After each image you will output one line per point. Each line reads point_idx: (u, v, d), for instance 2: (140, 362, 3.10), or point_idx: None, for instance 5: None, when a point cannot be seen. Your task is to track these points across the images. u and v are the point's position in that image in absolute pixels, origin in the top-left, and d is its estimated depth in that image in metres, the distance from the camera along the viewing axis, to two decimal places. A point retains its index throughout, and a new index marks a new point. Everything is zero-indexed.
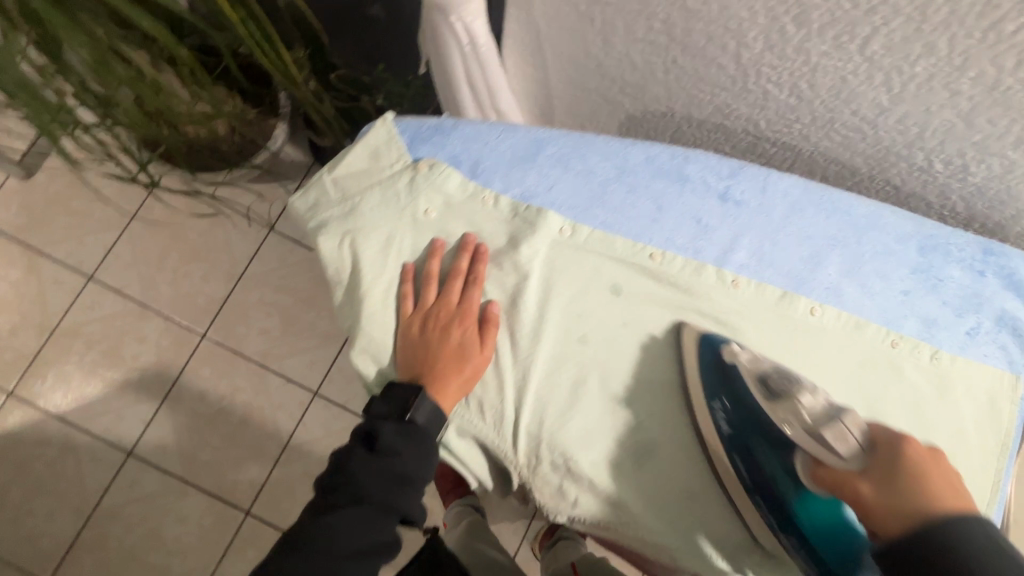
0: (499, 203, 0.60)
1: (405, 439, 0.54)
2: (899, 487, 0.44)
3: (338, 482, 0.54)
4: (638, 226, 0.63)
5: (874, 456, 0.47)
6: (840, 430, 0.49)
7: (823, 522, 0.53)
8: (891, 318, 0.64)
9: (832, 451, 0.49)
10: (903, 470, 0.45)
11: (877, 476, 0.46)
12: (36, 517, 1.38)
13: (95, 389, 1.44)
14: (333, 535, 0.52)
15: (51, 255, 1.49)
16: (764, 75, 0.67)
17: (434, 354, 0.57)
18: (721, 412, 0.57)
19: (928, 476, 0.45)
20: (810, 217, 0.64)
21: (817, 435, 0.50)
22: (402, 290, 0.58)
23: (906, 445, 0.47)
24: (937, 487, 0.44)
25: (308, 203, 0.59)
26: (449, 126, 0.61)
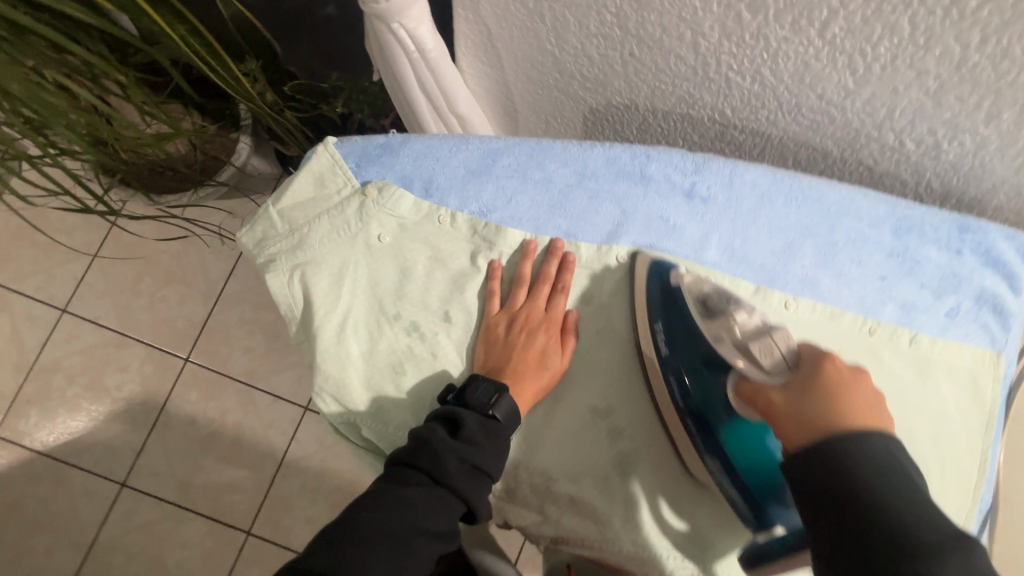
0: (457, 221, 0.58)
1: (489, 436, 0.50)
2: (808, 400, 0.43)
3: (415, 457, 0.48)
4: (604, 231, 0.60)
5: (796, 371, 0.46)
6: (764, 345, 0.48)
7: (749, 447, 0.52)
8: (867, 305, 0.62)
9: (757, 366, 0.48)
10: (816, 382, 0.44)
11: (794, 386, 0.45)
12: (34, 554, 1.37)
13: (80, 422, 1.42)
14: (404, 518, 0.45)
15: (21, 290, 1.45)
16: (724, 64, 0.64)
17: (517, 354, 0.56)
18: (660, 334, 0.56)
19: (842, 393, 0.43)
20: (780, 209, 0.62)
21: (746, 350, 0.49)
22: (491, 288, 0.57)
23: (830, 363, 0.45)
24: (850, 403, 0.42)
25: (255, 238, 0.56)
26: (397, 144, 0.58)
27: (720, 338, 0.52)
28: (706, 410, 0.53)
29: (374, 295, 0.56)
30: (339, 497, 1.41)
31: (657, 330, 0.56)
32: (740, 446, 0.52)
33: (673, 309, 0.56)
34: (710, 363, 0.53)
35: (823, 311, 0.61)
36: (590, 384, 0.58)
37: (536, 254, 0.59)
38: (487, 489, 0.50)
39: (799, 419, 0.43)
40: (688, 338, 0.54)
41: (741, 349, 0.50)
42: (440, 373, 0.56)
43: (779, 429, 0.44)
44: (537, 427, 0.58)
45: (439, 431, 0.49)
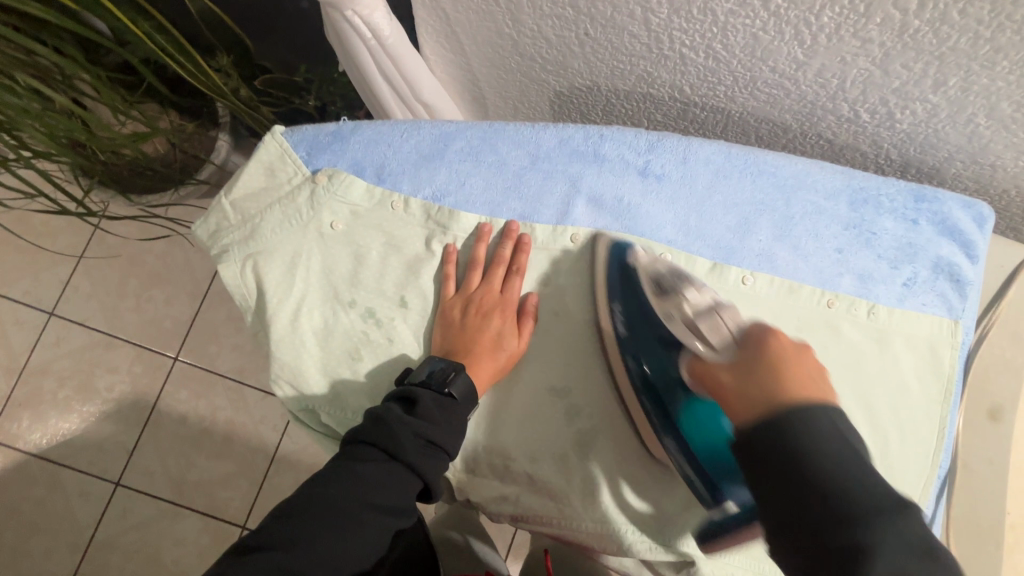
0: (410, 206, 0.58)
1: (444, 412, 0.50)
2: (753, 373, 0.49)
3: (370, 434, 0.48)
4: (557, 211, 0.60)
5: (743, 352, 0.51)
6: (713, 325, 0.54)
7: (703, 428, 0.55)
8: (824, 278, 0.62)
9: (707, 345, 0.54)
10: (762, 362, 0.49)
11: (742, 365, 0.50)
12: (32, 555, 1.38)
13: (72, 424, 1.43)
14: (354, 494, 0.46)
15: (8, 295, 1.46)
16: (677, 40, 0.64)
17: (473, 337, 0.55)
18: (619, 313, 0.57)
19: (784, 367, 0.49)
20: (735, 183, 0.62)
21: (695, 328, 0.54)
22: (446, 272, 0.57)
23: (770, 340, 0.52)
24: (790, 374, 0.48)
25: (209, 230, 0.57)
26: (348, 131, 0.58)
27: (671, 315, 0.56)
28: (662, 390, 0.56)
29: (329, 283, 0.56)
30: None
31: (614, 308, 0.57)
32: (692, 422, 0.55)
33: (631, 288, 0.57)
34: (665, 341, 0.56)
35: (780, 285, 0.62)
36: (548, 364, 0.59)
37: (490, 237, 0.59)
38: (445, 465, 0.50)
39: (748, 391, 0.48)
40: (645, 319, 0.57)
41: (690, 326, 0.55)
42: (397, 359, 0.56)
43: (730, 406, 0.49)
44: (497, 408, 0.58)
45: (394, 409, 0.49)
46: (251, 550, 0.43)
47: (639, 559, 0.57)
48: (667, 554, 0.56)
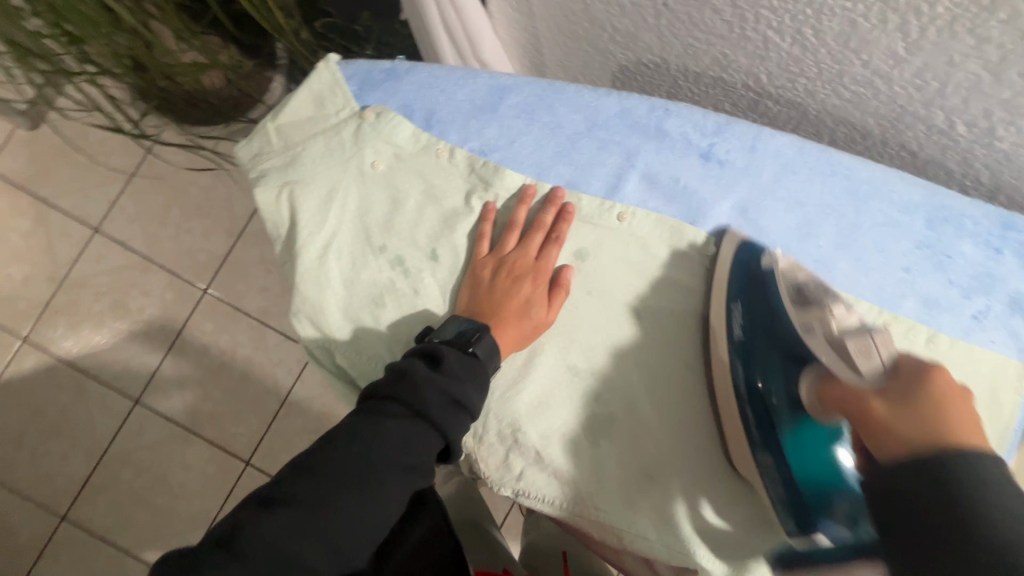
0: (455, 156, 0.55)
1: (471, 372, 0.48)
2: (910, 413, 0.39)
3: (395, 389, 0.47)
4: (607, 182, 0.57)
5: (894, 379, 0.42)
6: (863, 347, 0.44)
7: (813, 453, 0.49)
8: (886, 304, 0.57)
9: (851, 366, 0.44)
10: (925, 395, 0.40)
11: (896, 395, 0.41)
12: (51, 455, 1.45)
13: (102, 339, 1.48)
14: (377, 451, 0.44)
15: (58, 207, 1.50)
16: (763, 21, 0.58)
17: (500, 300, 0.53)
18: (737, 314, 0.53)
19: (954, 405, 0.39)
20: (803, 181, 0.57)
21: (841, 349, 0.45)
22: (481, 230, 0.55)
23: (935, 374, 0.42)
24: (967, 427, 0.38)
25: (251, 152, 0.55)
26: (403, 70, 0.56)
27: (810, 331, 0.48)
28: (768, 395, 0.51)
29: (362, 224, 0.54)
30: None
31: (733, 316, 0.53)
32: (799, 451, 0.49)
33: (758, 290, 0.52)
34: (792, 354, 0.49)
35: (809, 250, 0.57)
36: (575, 341, 0.56)
37: (533, 201, 0.56)
38: (467, 425, 0.48)
39: (901, 428, 0.38)
40: (767, 327, 0.51)
41: (834, 346, 0.46)
42: (420, 313, 0.54)
43: (874, 431, 0.40)
44: (513, 382, 0.55)
45: (419, 364, 0.47)
46: (273, 501, 0.42)
47: (637, 552, 0.56)
48: (671, 557, 0.55)
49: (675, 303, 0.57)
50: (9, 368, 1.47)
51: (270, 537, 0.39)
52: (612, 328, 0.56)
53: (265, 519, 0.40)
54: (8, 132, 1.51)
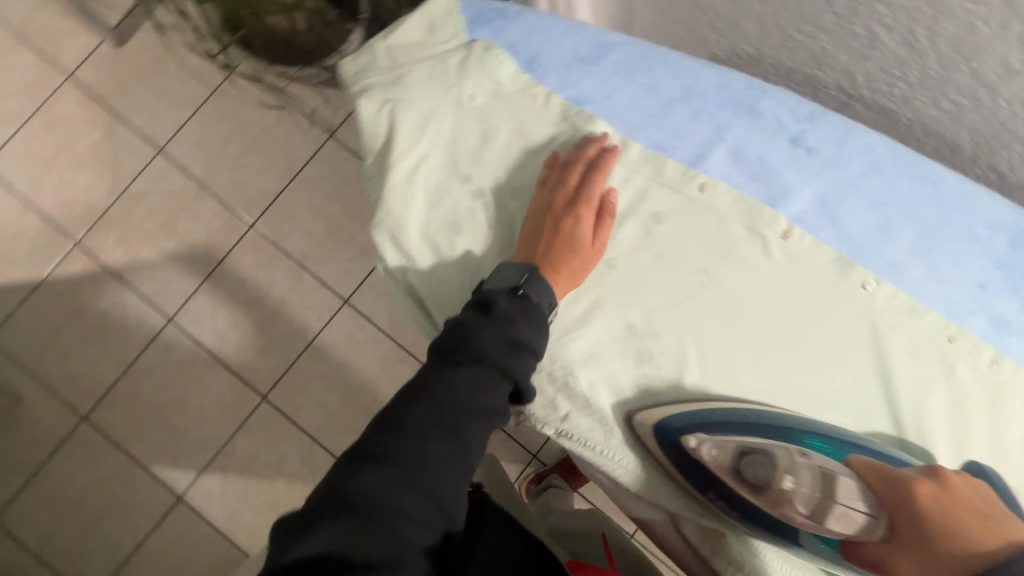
0: (550, 102, 0.57)
1: (526, 314, 0.49)
2: (924, 545, 0.44)
3: (455, 340, 0.47)
4: (694, 151, 0.57)
5: (889, 519, 0.47)
6: (840, 511, 0.48)
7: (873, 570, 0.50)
8: (832, 442, 0.53)
9: (845, 530, 0.48)
10: (921, 531, 0.44)
11: (906, 542, 0.45)
12: (82, 357, 1.51)
13: (148, 255, 1.52)
14: (453, 399, 0.44)
15: (128, 123, 1.55)
16: (876, 17, 0.58)
17: (555, 242, 0.54)
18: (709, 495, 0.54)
19: (948, 523, 0.43)
20: (889, 181, 0.57)
21: (827, 525, 0.49)
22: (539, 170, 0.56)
23: (912, 494, 0.46)
24: (965, 526, 0.43)
25: (356, 67, 0.57)
26: (514, 13, 0.58)
27: (789, 514, 0.50)
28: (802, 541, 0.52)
29: (452, 151, 0.56)
30: (353, 390, 1.47)
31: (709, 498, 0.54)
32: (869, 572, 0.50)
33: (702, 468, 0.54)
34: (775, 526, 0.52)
35: (733, 424, 0.53)
36: (638, 302, 0.57)
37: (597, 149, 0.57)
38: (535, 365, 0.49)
39: None
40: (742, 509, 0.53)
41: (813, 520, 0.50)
42: (493, 245, 0.56)
43: None
44: (572, 332, 0.56)
45: (475, 314, 0.48)
46: (366, 458, 0.41)
47: (666, 510, 0.58)
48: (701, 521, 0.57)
49: (742, 279, 0.57)
50: (59, 268, 1.52)
51: (370, 491, 0.39)
52: (675, 295, 0.56)
53: (367, 474, 0.39)
54: (95, 44, 1.56)
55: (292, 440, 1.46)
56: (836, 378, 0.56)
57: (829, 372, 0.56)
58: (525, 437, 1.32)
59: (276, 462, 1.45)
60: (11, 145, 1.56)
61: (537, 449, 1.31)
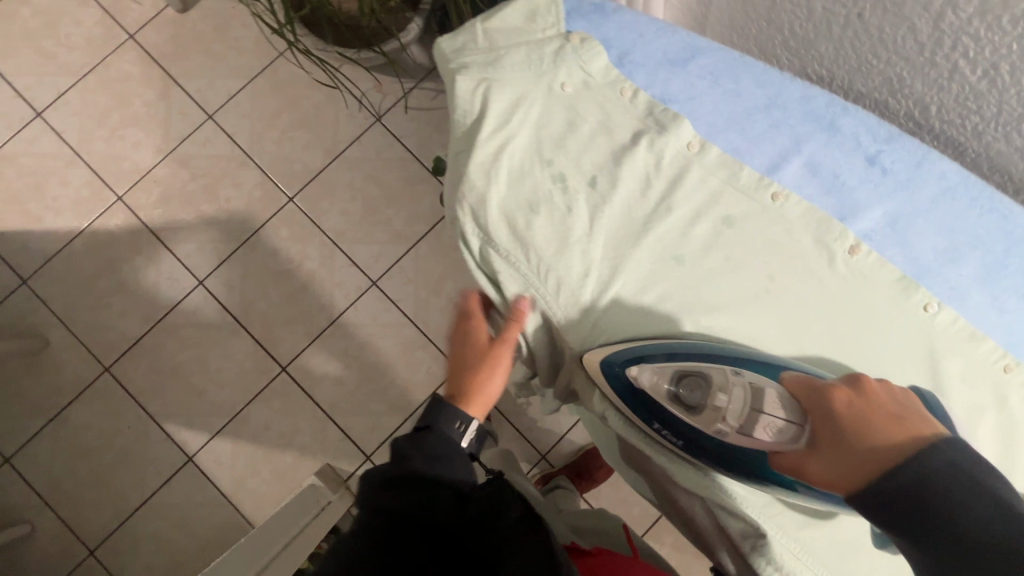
0: (636, 98, 0.59)
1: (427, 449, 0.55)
2: (837, 442, 0.46)
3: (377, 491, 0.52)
4: (771, 159, 0.60)
5: (808, 424, 0.49)
6: (765, 420, 0.51)
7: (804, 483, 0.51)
8: (771, 364, 0.55)
9: (771, 438, 0.51)
10: (835, 429, 0.46)
11: (821, 442, 0.47)
12: (111, 312, 1.43)
13: (186, 218, 1.45)
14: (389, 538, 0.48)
15: (183, 87, 1.49)
16: (958, 48, 0.58)
17: (464, 367, 0.61)
18: (663, 432, 0.57)
19: (860, 422, 0.45)
20: (958, 208, 0.58)
21: (752, 436, 0.52)
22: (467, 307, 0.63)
23: (827, 396, 0.48)
24: (872, 424, 0.45)
25: (454, 45, 0.59)
26: (611, 10, 0.61)
27: (723, 431, 0.53)
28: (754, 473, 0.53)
29: (538, 135, 0.58)
30: (373, 372, 1.39)
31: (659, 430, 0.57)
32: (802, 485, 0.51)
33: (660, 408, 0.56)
34: (716, 452, 0.54)
35: (674, 353, 0.56)
36: (705, 300, 0.58)
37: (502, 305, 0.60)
38: (444, 488, 0.53)
39: (843, 475, 0.44)
40: (688, 436, 0.56)
41: (744, 433, 0.52)
42: (570, 228, 0.58)
43: (831, 485, 0.46)
44: (637, 323, 0.58)
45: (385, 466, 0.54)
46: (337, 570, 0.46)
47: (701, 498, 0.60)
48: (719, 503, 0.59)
49: (806, 287, 0.58)
50: (97, 221, 1.45)
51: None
52: (739, 297, 0.58)
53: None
54: (160, 8, 1.51)
55: (308, 416, 1.38)
56: None
57: None
58: (537, 438, 1.31)
59: (288, 434, 1.37)
60: (65, 98, 1.48)
61: (547, 449, 1.31)
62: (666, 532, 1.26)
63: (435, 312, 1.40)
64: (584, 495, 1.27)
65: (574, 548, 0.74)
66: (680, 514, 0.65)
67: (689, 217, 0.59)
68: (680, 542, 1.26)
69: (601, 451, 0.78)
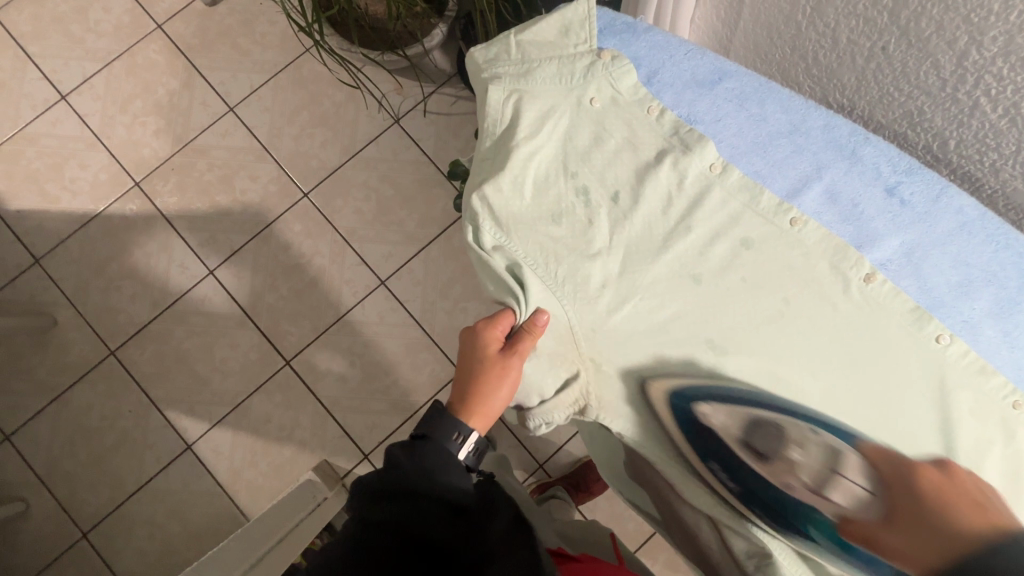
0: (663, 117, 0.60)
1: (411, 455, 0.56)
2: (918, 519, 0.47)
3: (365, 501, 0.52)
4: (791, 185, 0.61)
5: (888, 496, 0.50)
6: (843, 484, 0.51)
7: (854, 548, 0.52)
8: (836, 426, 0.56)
9: (845, 502, 0.51)
10: (919, 506, 0.48)
11: (897, 514, 0.48)
12: (121, 296, 1.44)
13: (201, 207, 1.46)
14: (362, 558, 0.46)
15: (207, 78, 1.51)
16: (981, 85, 0.59)
17: (473, 375, 0.60)
18: (716, 472, 0.59)
19: (949, 507, 0.47)
20: (976, 243, 0.58)
21: (825, 497, 0.52)
22: (490, 322, 0.60)
23: (918, 477, 0.50)
24: (962, 511, 0.46)
25: (487, 55, 0.60)
26: (642, 29, 0.62)
27: (790, 485, 0.54)
28: (798, 524, 0.55)
29: (565, 148, 0.60)
30: (376, 371, 1.40)
31: (712, 469, 0.59)
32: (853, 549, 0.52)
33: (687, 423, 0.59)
34: (774, 500, 0.56)
35: (744, 398, 0.57)
36: (718, 321, 0.59)
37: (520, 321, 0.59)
38: (434, 508, 0.50)
39: (923, 553, 0.45)
40: (749, 481, 0.57)
41: (814, 490, 0.53)
42: (590, 240, 0.60)
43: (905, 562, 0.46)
44: (650, 335, 0.60)
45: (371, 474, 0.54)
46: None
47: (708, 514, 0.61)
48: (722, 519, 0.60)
49: (819, 312, 0.59)
50: (113, 205, 1.47)
51: None
52: (752, 319, 0.59)
53: None
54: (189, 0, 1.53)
55: (308, 412, 1.38)
56: (897, 425, 0.58)
57: (888, 416, 0.58)
58: (535, 446, 1.32)
59: (289, 427, 1.38)
60: (90, 82, 1.51)
61: (545, 458, 1.31)
62: (659, 549, 1.26)
63: (441, 315, 1.41)
64: (579, 507, 1.27)
65: (559, 553, 0.72)
66: (682, 525, 0.67)
67: (708, 237, 0.59)
68: (673, 560, 1.25)
69: (601, 470, 0.77)
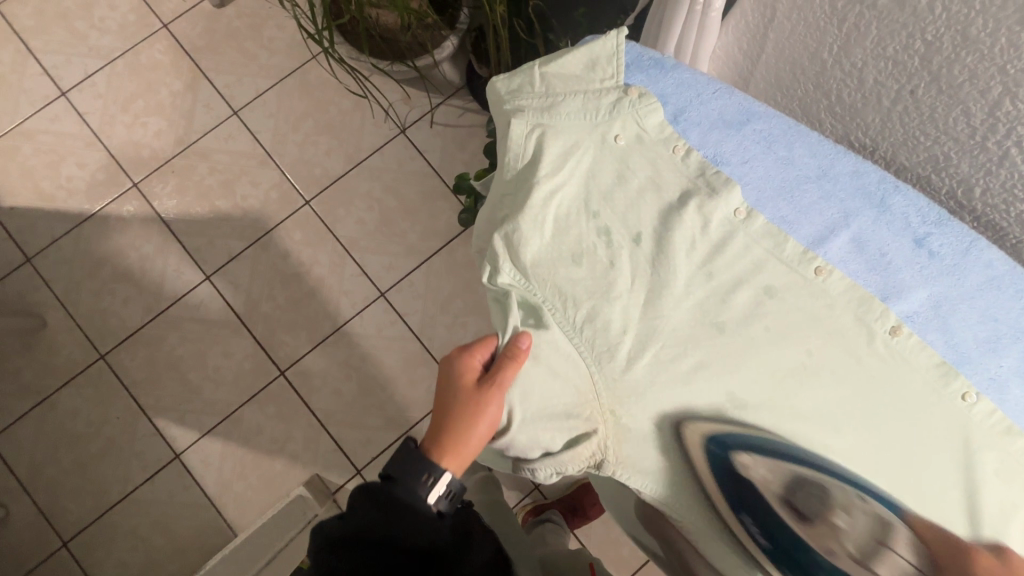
0: (688, 157, 0.59)
1: (377, 499, 0.52)
2: None
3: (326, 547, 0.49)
4: (817, 231, 0.59)
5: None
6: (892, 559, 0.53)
7: None
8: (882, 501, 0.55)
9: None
10: None
11: None
12: (114, 299, 1.40)
13: (201, 211, 1.43)
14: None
15: (211, 80, 1.48)
16: (1013, 136, 0.57)
17: (450, 406, 0.56)
18: (747, 526, 0.58)
19: None
20: (1004, 300, 0.56)
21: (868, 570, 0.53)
22: (471, 349, 0.57)
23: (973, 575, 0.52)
24: None
25: (510, 87, 0.59)
26: (670, 65, 0.60)
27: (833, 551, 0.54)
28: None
29: (586, 186, 0.58)
30: (372, 385, 1.37)
31: (743, 521, 0.59)
32: None
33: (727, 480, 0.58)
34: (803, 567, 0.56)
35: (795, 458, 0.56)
36: (739, 370, 0.57)
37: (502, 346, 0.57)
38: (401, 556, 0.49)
39: None
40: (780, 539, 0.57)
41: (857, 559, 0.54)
42: (609, 281, 0.58)
43: None
44: (667, 383, 0.58)
45: (333, 520, 0.52)
46: None
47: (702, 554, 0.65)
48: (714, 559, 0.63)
49: (842, 365, 0.57)
50: (109, 205, 1.43)
51: None
52: (771, 369, 0.57)
53: None
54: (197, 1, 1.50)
55: (301, 425, 1.35)
56: (921, 483, 0.56)
57: (911, 473, 0.56)
58: None
59: (280, 440, 1.34)
60: (92, 80, 1.47)
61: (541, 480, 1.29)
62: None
63: (441, 330, 1.38)
64: (575, 531, 1.24)
65: None
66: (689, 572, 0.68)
67: (730, 284, 0.58)
68: None
69: (601, 499, 0.77)
